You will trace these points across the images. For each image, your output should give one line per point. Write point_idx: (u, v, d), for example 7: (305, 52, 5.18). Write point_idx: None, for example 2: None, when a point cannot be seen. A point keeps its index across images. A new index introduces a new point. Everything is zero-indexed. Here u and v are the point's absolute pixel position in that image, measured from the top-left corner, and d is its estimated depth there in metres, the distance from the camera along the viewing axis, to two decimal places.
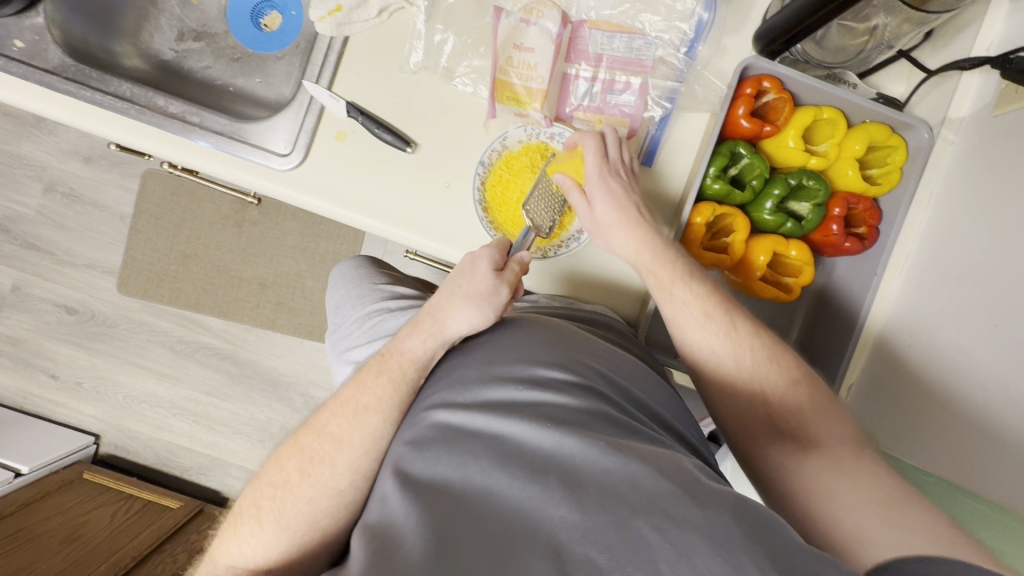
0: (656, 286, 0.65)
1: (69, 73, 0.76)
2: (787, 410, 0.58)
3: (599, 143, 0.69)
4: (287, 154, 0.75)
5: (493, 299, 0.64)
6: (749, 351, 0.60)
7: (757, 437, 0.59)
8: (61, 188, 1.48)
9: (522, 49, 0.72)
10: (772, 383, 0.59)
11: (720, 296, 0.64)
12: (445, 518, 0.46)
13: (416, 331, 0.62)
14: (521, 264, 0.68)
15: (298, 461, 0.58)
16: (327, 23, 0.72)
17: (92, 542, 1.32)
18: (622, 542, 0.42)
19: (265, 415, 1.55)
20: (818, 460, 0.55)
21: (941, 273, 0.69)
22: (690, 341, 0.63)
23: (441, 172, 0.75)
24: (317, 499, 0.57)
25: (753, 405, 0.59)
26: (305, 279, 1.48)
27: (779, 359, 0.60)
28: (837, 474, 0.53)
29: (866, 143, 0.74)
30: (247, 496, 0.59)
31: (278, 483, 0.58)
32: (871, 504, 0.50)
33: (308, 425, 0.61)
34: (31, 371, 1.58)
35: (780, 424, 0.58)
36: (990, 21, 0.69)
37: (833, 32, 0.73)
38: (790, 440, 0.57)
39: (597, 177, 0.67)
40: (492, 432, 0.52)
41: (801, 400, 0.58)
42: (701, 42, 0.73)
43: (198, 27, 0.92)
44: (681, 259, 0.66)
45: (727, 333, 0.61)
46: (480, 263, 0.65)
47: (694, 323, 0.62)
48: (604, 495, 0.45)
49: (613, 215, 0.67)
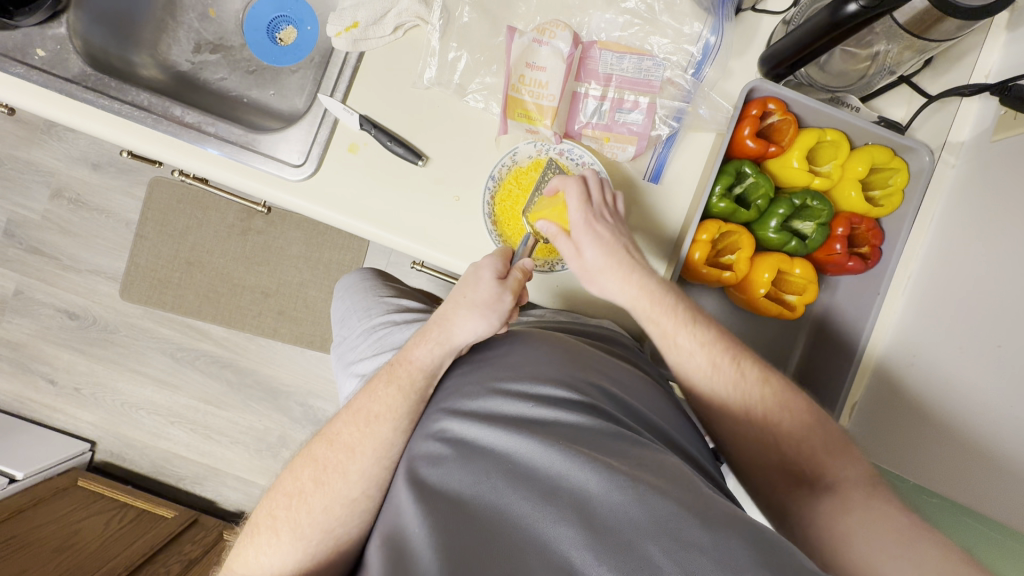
0: (658, 335, 0.65)
1: (89, 82, 0.78)
2: (802, 454, 0.58)
3: (581, 187, 0.69)
4: (300, 164, 0.76)
5: (498, 307, 0.65)
6: (756, 399, 0.61)
7: (776, 485, 0.59)
8: (68, 194, 1.49)
9: (534, 68, 0.74)
10: (785, 428, 0.59)
11: (726, 343, 0.64)
12: (455, 531, 0.47)
13: (424, 340, 0.63)
14: (523, 270, 0.68)
15: (312, 471, 0.59)
16: (343, 39, 0.74)
17: (85, 550, 1.30)
18: (631, 561, 0.42)
19: (263, 425, 1.55)
20: (833, 502, 0.54)
21: (941, 296, 0.70)
22: (699, 391, 0.63)
23: (451, 184, 0.76)
24: (331, 509, 0.57)
25: (768, 453, 0.60)
26: (308, 288, 1.49)
27: (789, 402, 0.60)
28: (855, 512, 0.53)
29: (869, 164, 0.76)
30: (264, 506, 0.59)
31: (293, 493, 0.58)
32: (890, 536, 0.49)
33: (322, 435, 0.62)
34: (29, 375, 1.58)
35: (797, 468, 0.58)
36: (988, 49, 0.71)
37: (836, 57, 0.75)
38: (806, 485, 0.57)
39: (583, 224, 0.68)
40: (502, 450, 0.52)
41: (814, 444, 0.58)
42: (708, 64, 0.74)
43: (215, 39, 0.94)
44: (681, 303, 0.66)
45: (732, 376, 0.62)
46: (483, 272, 0.66)
47: (700, 373, 0.63)
48: (613, 515, 0.45)
49: (603, 260, 0.68)
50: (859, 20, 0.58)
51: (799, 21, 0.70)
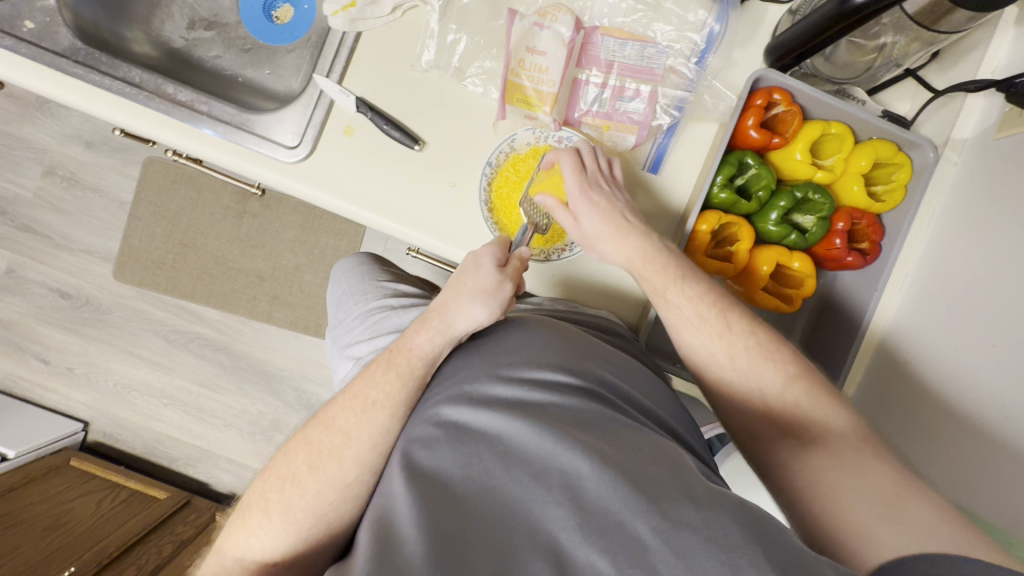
0: (650, 293, 0.66)
1: (79, 56, 0.76)
2: (788, 408, 0.57)
3: (575, 158, 0.70)
4: (295, 146, 0.74)
5: (498, 295, 0.65)
6: (742, 349, 0.60)
7: (759, 437, 0.58)
8: (60, 171, 1.47)
9: (535, 53, 0.72)
10: (769, 379, 0.58)
11: (716, 297, 0.64)
12: (442, 515, 0.46)
13: (425, 328, 0.63)
14: (521, 259, 0.69)
15: (307, 455, 0.58)
16: (339, 18, 0.73)
17: (76, 530, 1.30)
18: (619, 543, 0.41)
19: (256, 408, 1.54)
20: (818, 454, 0.54)
21: (941, 291, 0.69)
22: (687, 345, 0.63)
23: (448, 170, 0.75)
24: (324, 493, 0.56)
25: (757, 406, 0.59)
26: (303, 273, 1.48)
27: (777, 357, 0.59)
28: (843, 471, 0.52)
29: (872, 159, 0.74)
30: (256, 487, 0.59)
31: (286, 476, 0.58)
32: (880, 505, 0.48)
33: (317, 419, 0.61)
34: (22, 354, 1.57)
35: (783, 422, 0.57)
36: (996, 43, 0.70)
37: (843, 48, 0.73)
38: (793, 434, 0.56)
39: (577, 194, 0.68)
40: (493, 432, 0.51)
41: (799, 398, 0.57)
42: (712, 53, 0.73)
43: (209, 16, 0.92)
44: (671, 263, 0.66)
45: (720, 330, 0.61)
46: (483, 260, 0.67)
47: (689, 329, 0.63)
48: (601, 494, 0.44)
49: (598, 227, 0.68)
50: (868, 11, 0.57)
51: (805, 11, 0.68)
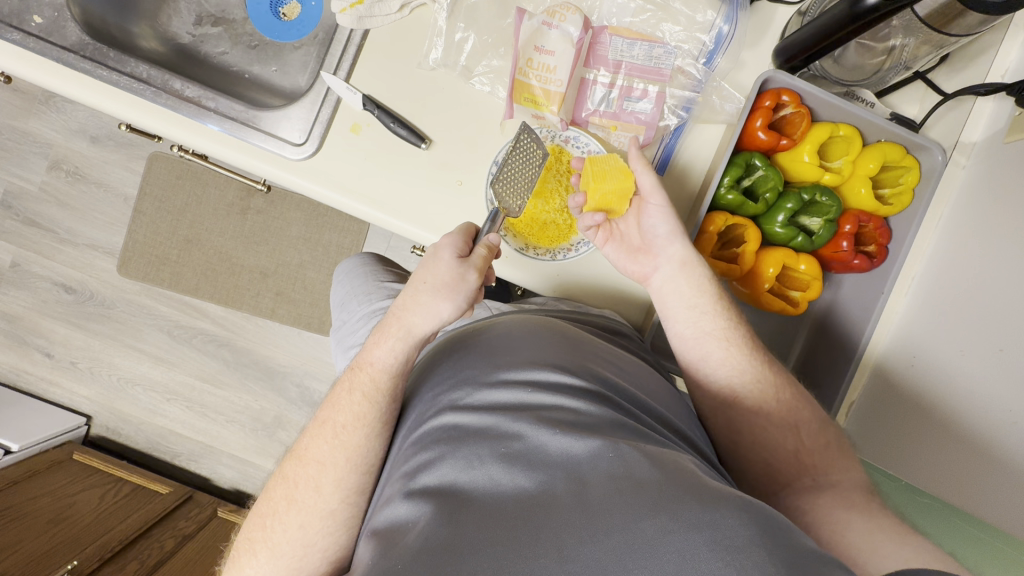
0: (701, 308, 0.66)
1: (86, 52, 0.76)
2: (812, 452, 0.59)
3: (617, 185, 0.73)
4: (301, 144, 0.74)
5: (461, 288, 0.63)
6: (790, 388, 0.62)
7: (779, 474, 0.59)
8: (66, 166, 1.47)
9: (542, 52, 0.71)
10: (805, 417, 0.61)
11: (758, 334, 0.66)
12: (447, 517, 0.46)
13: (383, 338, 0.62)
14: (489, 247, 0.65)
15: (284, 490, 0.59)
16: (348, 15, 0.72)
17: (79, 523, 1.31)
18: (623, 536, 0.41)
19: (258, 404, 1.55)
20: (831, 495, 0.55)
21: (948, 296, 0.69)
22: (735, 373, 0.62)
23: (456, 169, 0.75)
24: (308, 524, 0.58)
25: (784, 443, 0.60)
26: (307, 270, 1.48)
27: (811, 402, 0.62)
28: (858, 511, 0.52)
29: (880, 161, 0.74)
30: (243, 531, 0.61)
31: (268, 513, 0.59)
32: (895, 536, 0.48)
33: (291, 454, 0.62)
34: (26, 349, 1.57)
35: (806, 461, 0.59)
36: (1006, 48, 0.70)
37: (852, 49, 0.73)
38: (807, 478, 0.58)
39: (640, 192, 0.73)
40: (498, 433, 0.51)
41: (829, 442, 0.60)
42: (720, 53, 0.72)
43: (216, 12, 0.92)
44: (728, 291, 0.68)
45: (767, 359, 0.64)
46: (442, 252, 0.64)
47: (743, 355, 0.63)
48: (606, 493, 0.44)
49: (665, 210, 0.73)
50: (878, 14, 0.57)
51: (816, 13, 0.68)
